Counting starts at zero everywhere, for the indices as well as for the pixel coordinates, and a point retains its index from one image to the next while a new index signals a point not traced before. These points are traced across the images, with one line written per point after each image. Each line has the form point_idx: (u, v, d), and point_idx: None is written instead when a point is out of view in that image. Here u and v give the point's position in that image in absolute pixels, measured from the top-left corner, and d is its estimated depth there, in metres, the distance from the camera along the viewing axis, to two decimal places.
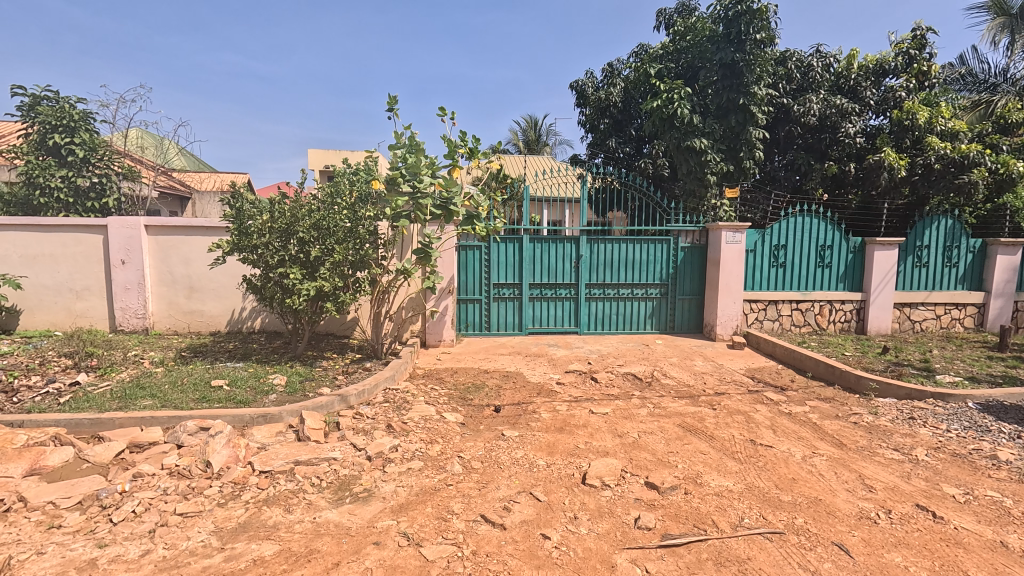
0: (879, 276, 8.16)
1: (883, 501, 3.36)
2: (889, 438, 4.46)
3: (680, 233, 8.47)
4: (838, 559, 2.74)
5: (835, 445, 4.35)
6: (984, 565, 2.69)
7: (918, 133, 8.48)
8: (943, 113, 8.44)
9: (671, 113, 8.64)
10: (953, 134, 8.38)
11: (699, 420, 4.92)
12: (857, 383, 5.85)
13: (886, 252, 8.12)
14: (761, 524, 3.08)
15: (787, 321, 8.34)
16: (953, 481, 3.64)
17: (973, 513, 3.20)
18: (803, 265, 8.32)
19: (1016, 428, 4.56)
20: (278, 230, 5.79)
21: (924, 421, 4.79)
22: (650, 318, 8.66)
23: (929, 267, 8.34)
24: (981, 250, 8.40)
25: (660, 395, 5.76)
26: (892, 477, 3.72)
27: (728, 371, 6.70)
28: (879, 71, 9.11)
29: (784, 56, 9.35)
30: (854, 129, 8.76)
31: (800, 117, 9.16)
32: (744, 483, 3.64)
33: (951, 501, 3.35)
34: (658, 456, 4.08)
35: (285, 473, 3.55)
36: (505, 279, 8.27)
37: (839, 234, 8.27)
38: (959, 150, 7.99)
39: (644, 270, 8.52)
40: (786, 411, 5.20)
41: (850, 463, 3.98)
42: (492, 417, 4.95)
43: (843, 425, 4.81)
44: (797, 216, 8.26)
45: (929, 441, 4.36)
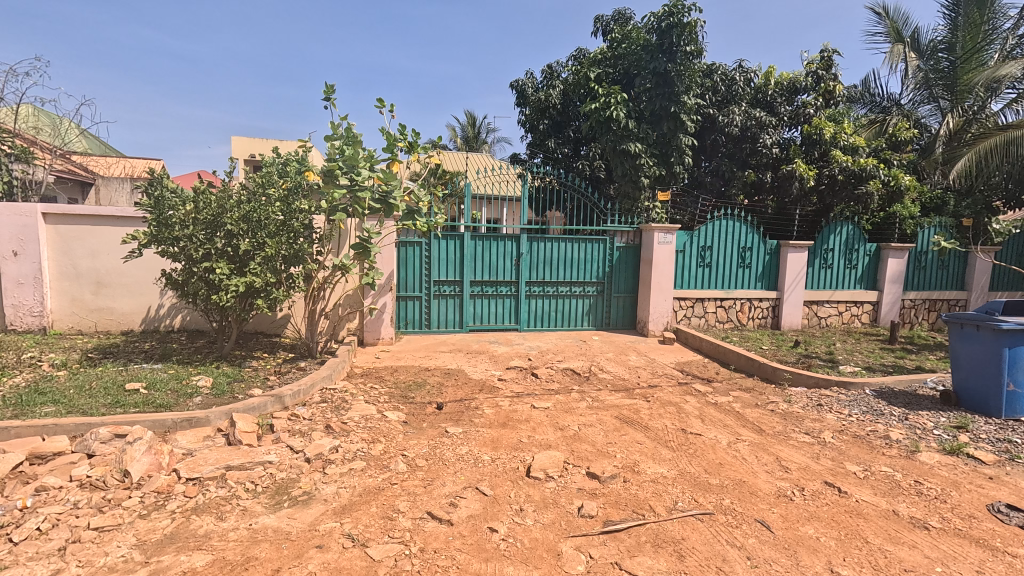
0: (792, 276, 8.90)
1: (797, 479, 3.70)
2: (801, 423, 4.90)
3: (616, 233, 8.81)
4: (760, 534, 2.98)
5: (755, 431, 4.72)
6: (880, 531, 3.04)
7: (824, 146, 9.32)
8: (847, 129, 9.24)
9: (607, 116, 8.97)
10: (855, 148, 9.19)
11: (634, 412, 5.17)
12: (773, 373, 6.38)
13: (798, 255, 8.87)
14: (693, 506, 3.29)
15: (712, 318, 8.93)
16: (854, 460, 4.07)
17: (871, 487, 3.60)
18: (726, 265, 8.90)
19: (905, 411, 5.15)
20: (204, 221, 5.42)
21: (830, 407, 5.31)
22: (587, 315, 8.95)
23: (833, 269, 9.21)
24: (875, 253, 9.39)
25: (598, 388, 5.99)
26: (805, 458, 4.10)
27: (660, 365, 7.06)
28: (792, 88, 9.96)
29: (711, 69, 9.95)
30: (771, 141, 9.54)
31: (723, 127, 9.81)
32: (677, 469, 3.86)
33: (852, 477, 3.75)
34: (597, 447, 4.24)
35: (215, 479, 3.34)
36: (446, 276, 8.23)
37: (757, 236, 8.93)
38: (858, 164, 8.86)
39: (582, 269, 8.77)
40: (712, 401, 5.58)
41: (768, 447, 4.34)
42: (434, 415, 4.91)
43: (761, 412, 5.23)
44: (721, 219, 8.84)
45: (834, 424, 4.84)
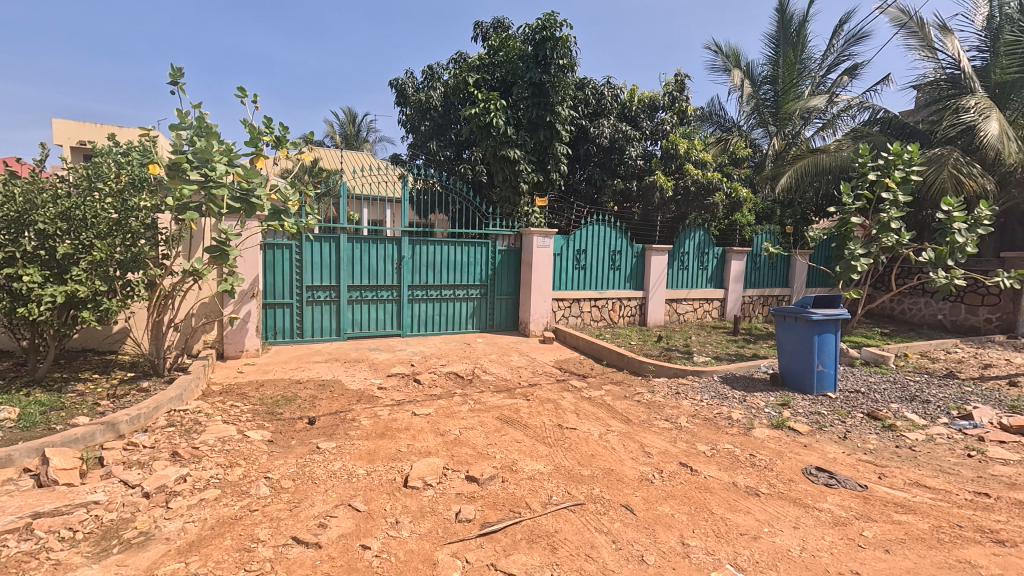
0: (655, 277, 9.79)
1: (657, 463, 4.06)
2: (662, 411, 5.39)
3: (498, 237, 8.97)
4: (624, 518, 3.21)
5: (623, 421, 5.10)
6: (722, 502, 3.44)
7: (680, 160, 10.44)
8: (697, 146, 10.51)
9: (487, 122, 9.11)
10: (704, 163, 10.48)
11: (515, 412, 5.29)
12: (640, 366, 6.96)
13: (660, 257, 9.78)
14: (566, 499, 3.45)
15: (588, 317, 9.49)
16: (704, 440, 4.57)
17: (716, 463, 4.07)
18: (599, 267, 9.52)
19: (744, 393, 5.91)
20: (5, 219, 4.49)
21: (685, 394, 5.92)
22: (471, 317, 8.99)
23: (688, 270, 10.29)
24: (721, 256, 10.65)
25: (480, 390, 6.03)
26: (664, 442, 4.51)
27: (540, 364, 7.33)
28: (653, 106, 10.92)
29: (583, 83, 10.56)
30: (636, 153, 10.48)
31: (594, 138, 10.49)
32: (553, 464, 4.02)
33: (702, 456, 4.21)
34: (477, 449, 4.26)
35: (17, 532, 2.76)
36: (321, 281, 7.74)
37: (625, 241, 9.68)
38: (706, 177, 10.09)
39: (465, 272, 8.79)
40: (586, 396, 5.92)
41: (634, 435, 4.70)
42: (305, 431, 4.57)
43: (629, 403, 5.66)
44: (594, 225, 9.43)
45: (688, 410, 5.40)
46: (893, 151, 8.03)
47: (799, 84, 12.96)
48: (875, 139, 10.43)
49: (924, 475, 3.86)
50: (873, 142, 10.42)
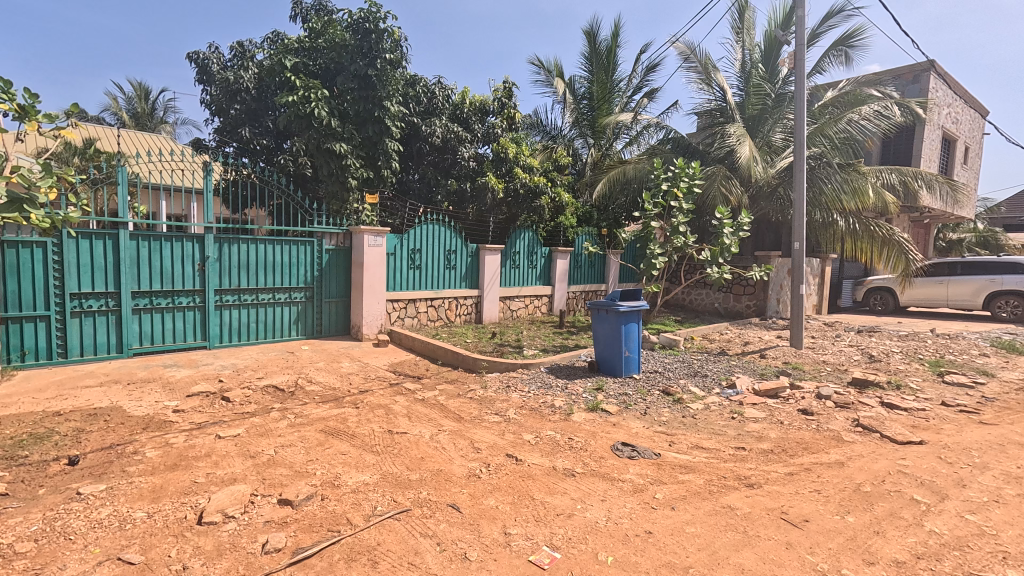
0: (489, 276, 10.10)
1: (485, 457, 4.15)
2: (492, 405, 5.55)
3: (324, 235, 8.34)
4: (450, 518, 3.20)
5: (455, 419, 5.11)
6: (542, 487, 3.64)
7: (509, 163, 10.94)
8: (525, 151, 11.08)
9: (308, 112, 8.44)
10: (530, 167, 11.15)
11: (342, 422, 4.95)
12: (474, 364, 7.09)
13: (493, 257, 10.11)
14: (391, 507, 3.31)
15: (424, 317, 9.38)
16: (529, 430, 4.81)
17: (539, 450, 4.32)
18: (434, 266, 9.47)
19: (566, 381, 6.40)
20: None
21: (515, 387, 6.19)
22: (295, 323, 8.19)
23: (520, 269, 10.81)
24: (548, 256, 11.36)
25: (303, 403, 5.52)
26: (493, 436, 4.64)
27: (373, 368, 7.00)
28: (483, 110, 11.24)
29: (413, 79, 10.38)
30: (468, 154, 10.71)
31: (427, 138, 10.40)
32: (380, 473, 3.84)
33: (527, 445, 4.42)
34: (295, 468, 3.87)
35: None
36: (92, 288, 6.34)
37: (460, 240, 9.79)
38: (533, 181, 10.76)
39: (287, 273, 7.99)
40: (420, 397, 5.81)
41: (465, 432, 4.74)
42: (62, 475, 3.65)
43: (462, 401, 5.71)
44: (428, 224, 9.35)
45: (517, 402, 5.66)
46: (680, 166, 9.48)
47: (610, 102, 14.59)
48: (668, 155, 12.23)
49: (702, 438, 4.60)
50: (666, 158, 12.21)
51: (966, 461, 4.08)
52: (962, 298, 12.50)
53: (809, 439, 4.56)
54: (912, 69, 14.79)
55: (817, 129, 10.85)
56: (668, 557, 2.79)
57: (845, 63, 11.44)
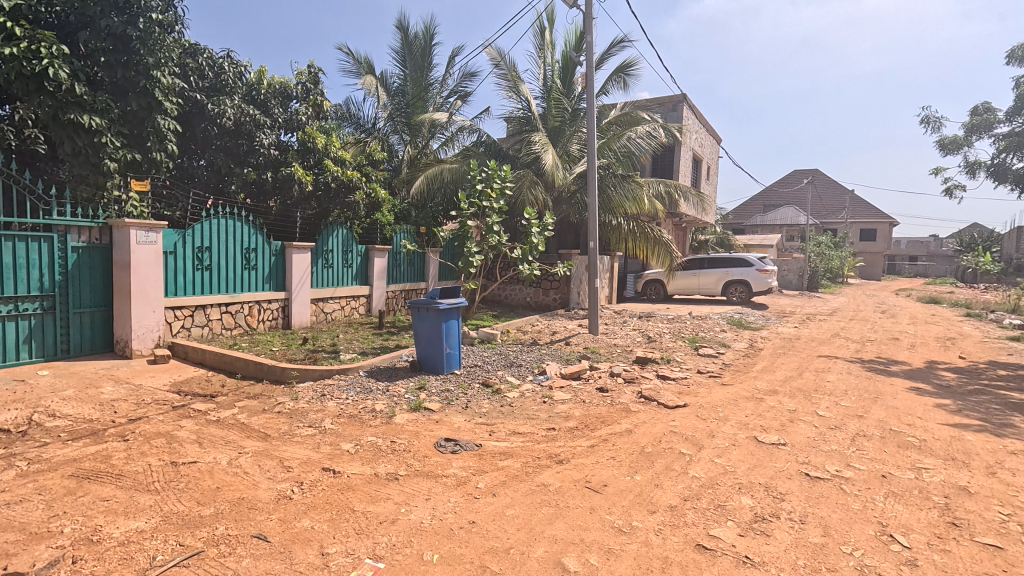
0: (298, 276, 9.19)
1: (297, 475, 3.78)
2: (305, 418, 5.08)
3: (69, 229, 6.60)
4: (255, 550, 2.83)
5: (260, 438, 4.54)
6: (364, 497, 3.45)
7: (318, 155, 10.08)
8: (335, 142, 10.36)
9: (37, 72, 6.35)
10: (342, 160, 10.42)
11: (103, 460, 3.99)
12: (282, 374, 6.38)
13: (301, 255, 9.21)
14: (177, 553, 2.78)
15: (217, 325, 8.14)
16: (348, 438, 4.53)
17: (359, 458, 4.09)
18: (228, 267, 8.26)
19: (387, 383, 6.20)
20: None
21: (331, 395, 5.76)
22: (27, 342, 6.37)
23: (333, 268, 10.04)
24: (365, 254, 10.74)
25: (42, 443, 4.30)
26: (306, 451, 4.25)
27: (148, 391, 5.80)
28: (284, 94, 10.17)
29: (194, 49, 8.87)
30: (267, 141, 9.59)
31: (214, 118, 8.94)
32: (159, 514, 3.20)
33: (345, 455, 4.15)
34: (29, 530, 2.98)
35: None
36: None
37: (260, 237, 8.71)
38: (345, 175, 10.10)
39: (11, 278, 6.14)
40: (214, 419, 5.02)
41: (272, 451, 4.25)
42: None
43: (268, 417, 5.10)
44: (219, 218, 8.14)
45: (333, 411, 5.27)
46: (492, 168, 9.96)
47: (425, 101, 14.62)
48: (481, 157, 12.76)
49: (519, 424, 4.91)
50: (480, 160, 12.73)
51: (714, 416, 5.13)
52: (709, 287, 15.84)
53: (605, 413, 5.22)
54: (671, 100, 18.04)
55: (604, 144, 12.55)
56: (491, 542, 2.90)
57: (624, 88, 13.38)
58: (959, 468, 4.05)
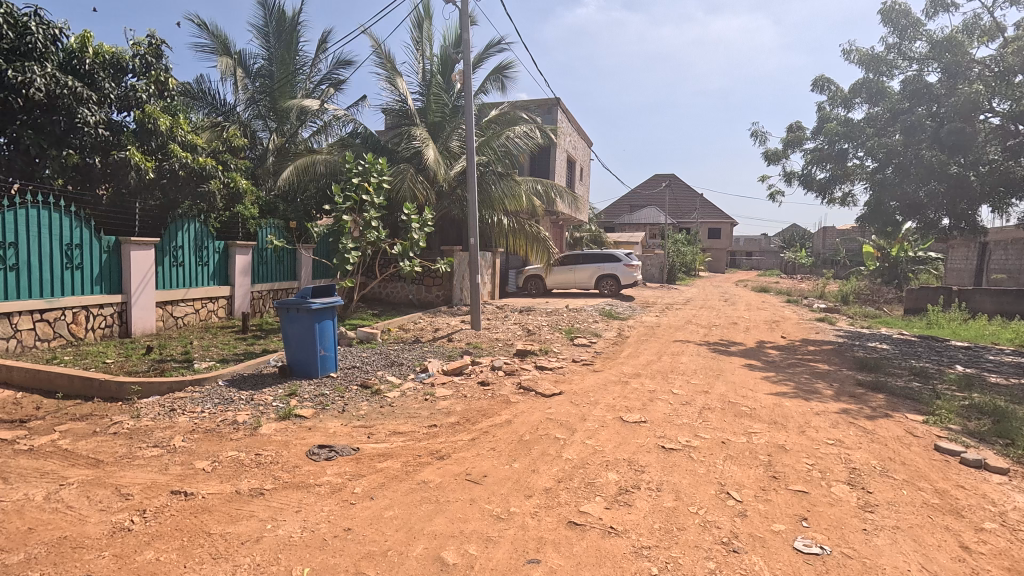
0: (138, 276, 8.00)
1: (138, 503, 3.30)
2: (149, 437, 4.46)
3: None
4: None
5: (88, 466, 3.89)
6: (222, 518, 3.13)
7: (161, 138, 8.87)
8: (182, 125, 9.22)
9: None
10: (191, 146, 9.35)
11: None
12: (118, 390, 5.52)
13: (142, 252, 8.03)
14: None
15: (29, 336, 6.79)
16: (203, 455, 4.06)
17: (217, 476, 3.70)
18: (43, 267, 6.92)
19: (251, 392, 5.67)
20: None
21: (182, 409, 5.12)
22: None
23: (184, 266, 8.90)
24: (224, 251, 9.70)
25: None
26: (150, 474, 3.73)
27: None
28: (117, 66, 8.48)
29: None
30: (94, 119, 8.00)
31: (15, 87, 7.22)
32: None
33: (200, 475, 3.72)
34: None
35: None
36: None
37: (87, 231, 7.41)
38: (197, 162, 9.07)
39: None
40: (24, 448, 4.18)
41: (105, 479, 3.66)
42: None
43: (100, 440, 4.38)
44: (27, 208, 6.75)
45: (185, 426, 4.69)
46: (370, 161, 9.58)
47: (292, 86, 13.55)
48: (357, 150, 12.19)
49: (399, 424, 4.80)
50: (356, 152, 12.16)
51: (586, 401, 5.50)
52: (584, 281, 16.89)
53: (486, 406, 5.33)
54: (546, 103, 18.85)
55: (484, 141, 12.73)
56: (368, 547, 2.81)
57: (502, 89, 13.68)
58: (779, 429, 4.81)
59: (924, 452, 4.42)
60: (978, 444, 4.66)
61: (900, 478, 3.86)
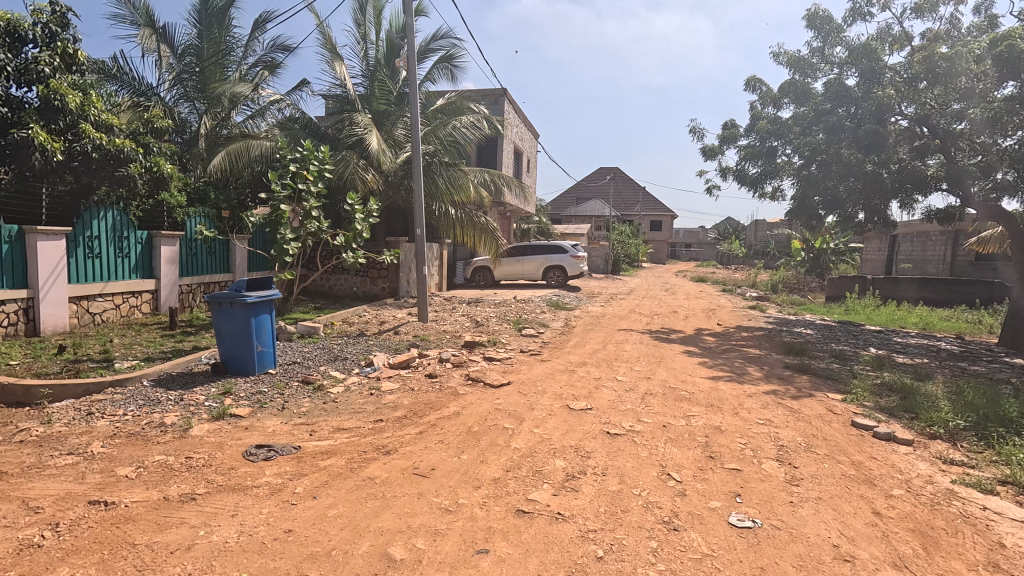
0: (48, 269, 7.29)
1: (50, 516, 3.02)
2: (62, 444, 4.09)
3: None
4: None
5: None
6: (148, 527, 2.92)
7: (70, 117, 7.52)
8: (94, 102, 7.88)
9: None
10: (108, 126, 8.09)
11: None
12: (26, 395, 5.01)
13: (51, 243, 7.30)
14: None
15: None
16: (126, 461, 3.77)
17: (142, 483, 3.44)
18: None
19: (180, 391, 5.31)
20: None
21: (102, 412, 4.73)
22: None
23: (102, 258, 8.20)
24: (147, 241, 9.01)
25: None
26: (64, 484, 3.42)
27: None
28: (13, 35, 7.27)
29: None
30: None
31: None
32: None
33: (122, 482, 3.45)
34: None
35: None
36: None
37: None
38: (114, 143, 7.92)
39: None
40: None
41: (9, 493, 3.31)
42: None
43: (3, 450, 3.97)
44: None
45: (105, 431, 4.34)
46: (309, 148, 9.15)
47: (224, 66, 12.72)
48: (296, 135, 11.63)
49: (343, 420, 4.66)
50: (294, 138, 11.58)
51: (534, 390, 5.57)
52: (531, 272, 17.01)
53: (434, 399, 5.27)
54: (493, 93, 18.75)
55: (430, 131, 12.50)
56: (311, 548, 2.71)
57: (449, 78, 13.43)
58: (715, 412, 5.07)
59: (843, 428, 4.79)
60: (889, 419, 5.11)
61: (822, 453, 4.17)
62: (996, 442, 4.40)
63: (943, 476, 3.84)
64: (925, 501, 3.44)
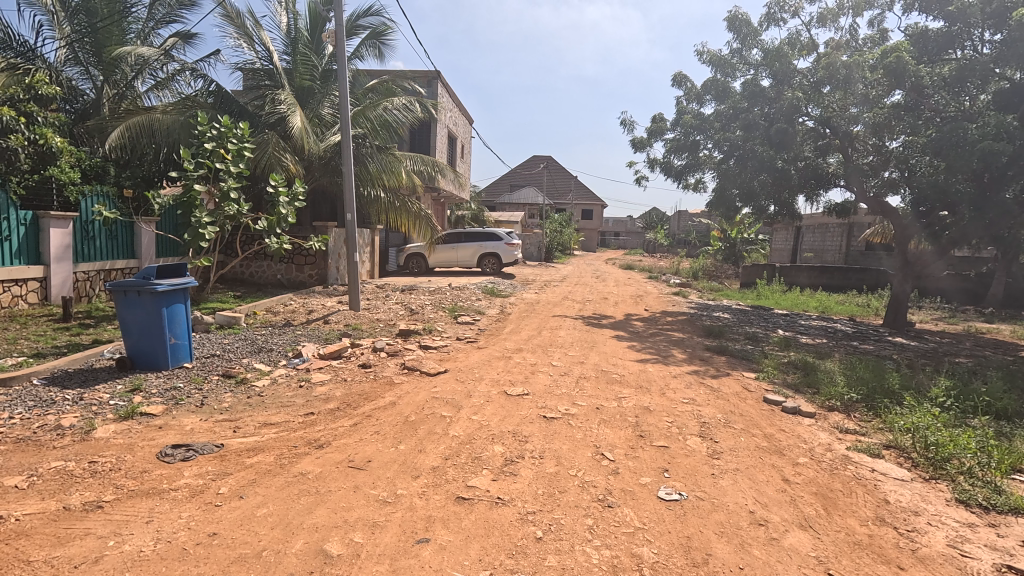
0: None
1: None
2: None
3: None
4: None
5: None
6: (46, 542, 2.62)
7: None
8: None
9: None
10: None
11: None
12: None
13: None
14: None
15: None
16: (15, 471, 3.35)
17: (36, 493, 3.08)
18: None
19: (79, 390, 4.79)
20: None
21: None
22: None
23: None
24: (32, 223, 7.96)
25: None
26: None
27: None
28: None
29: None
30: None
31: None
32: None
33: (11, 494, 3.08)
34: None
35: None
36: None
37: None
38: None
39: None
40: None
41: None
42: None
43: None
44: None
45: None
46: (225, 125, 8.44)
47: (122, 28, 11.41)
48: (208, 110, 10.65)
49: (270, 415, 4.42)
50: (207, 113, 10.63)
51: (471, 377, 5.58)
52: (466, 259, 16.91)
53: (368, 390, 5.13)
54: (427, 75, 18.22)
55: (359, 111, 11.91)
56: (238, 551, 2.56)
57: (377, 56, 12.89)
58: (644, 393, 5.32)
59: (756, 403, 5.21)
60: (794, 394, 5.63)
61: (739, 427, 4.52)
62: (881, 410, 4.99)
63: (839, 443, 4.30)
64: (826, 466, 3.83)
